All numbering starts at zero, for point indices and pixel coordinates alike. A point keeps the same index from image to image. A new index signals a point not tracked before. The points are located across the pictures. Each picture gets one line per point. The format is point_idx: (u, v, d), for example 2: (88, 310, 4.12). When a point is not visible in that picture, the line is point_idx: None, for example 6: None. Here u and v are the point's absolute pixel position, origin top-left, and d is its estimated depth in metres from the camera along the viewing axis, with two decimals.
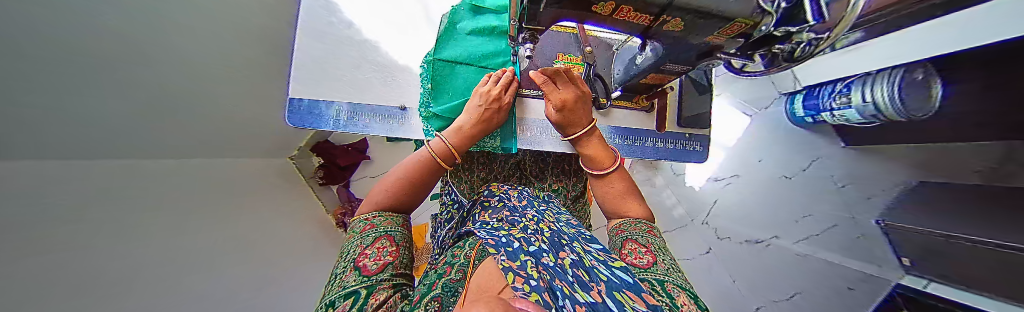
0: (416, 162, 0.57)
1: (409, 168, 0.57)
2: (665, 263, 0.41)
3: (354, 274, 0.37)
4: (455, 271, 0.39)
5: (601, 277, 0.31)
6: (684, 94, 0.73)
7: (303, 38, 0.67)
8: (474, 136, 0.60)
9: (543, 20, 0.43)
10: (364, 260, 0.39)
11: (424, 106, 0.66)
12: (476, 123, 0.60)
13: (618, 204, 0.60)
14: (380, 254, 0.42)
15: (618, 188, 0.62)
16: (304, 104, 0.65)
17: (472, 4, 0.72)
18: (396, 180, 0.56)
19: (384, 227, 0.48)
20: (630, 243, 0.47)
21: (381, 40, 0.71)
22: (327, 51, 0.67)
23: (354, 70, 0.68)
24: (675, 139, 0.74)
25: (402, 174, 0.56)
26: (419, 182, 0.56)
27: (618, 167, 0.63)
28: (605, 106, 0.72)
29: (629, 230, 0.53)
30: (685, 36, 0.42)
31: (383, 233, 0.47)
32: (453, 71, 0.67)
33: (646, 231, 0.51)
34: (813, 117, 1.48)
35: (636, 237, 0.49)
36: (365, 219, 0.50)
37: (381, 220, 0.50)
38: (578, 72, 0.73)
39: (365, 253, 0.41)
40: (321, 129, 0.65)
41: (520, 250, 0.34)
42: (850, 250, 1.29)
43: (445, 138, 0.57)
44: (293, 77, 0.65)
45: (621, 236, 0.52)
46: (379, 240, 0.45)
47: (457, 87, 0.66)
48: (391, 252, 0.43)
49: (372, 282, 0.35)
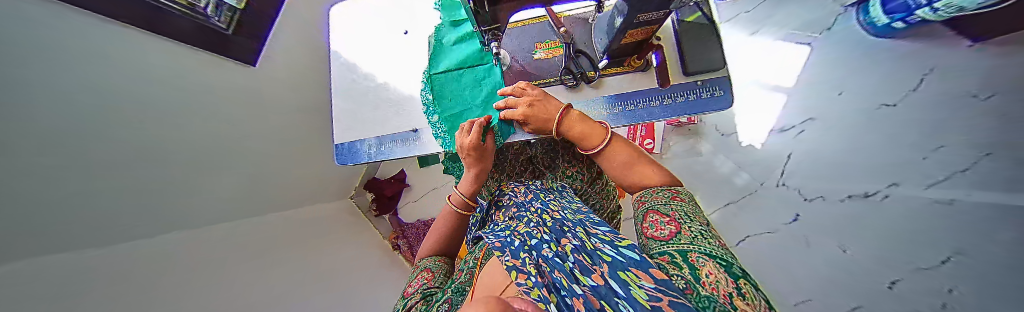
0: (446, 218, 0.68)
1: (441, 221, 0.69)
2: (691, 231, 0.34)
3: (401, 298, 0.50)
4: (465, 273, 0.45)
5: (603, 261, 0.30)
6: (682, 38, 0.66)
7: (337, 96, 0.84)
8: (479, 180, 0.68)
9: (497, 16, 0.46)
10: (409, 288, 0.52)
11: (435, 124, 0.75)
12: (475, 169, 0.66)
13: (624, 174, 0.55)
14: (418, 280, 0.53)
15: (623, 157, 0.56)
16: (345, 147, 0.80)
17: (451, 20, 0.81)
18: (433, 237, 0.68)
19: (426, 264, 0.60)
20: (652, 215, 0.42)
21: (387, 76, 0.82)
22: (351, 101, 0.83)
23: (373, 110, 0.81)
24: (685, 91, 0.66)
25: (437, 230, 0.68)
26: (453, 230, 0.68)
27: (612, 137, 0.57)
28: (596, 78, 0.70)
29: (652, 199, 0.46)
30: None
31: (424, 269, 0.58)
32: (448, 81, 0.76)
33: (670, 197, 0.44)
34: (905, 19, 1.20)
35: (659, 206, 0.43)
36: (416, 265, 0.63)
37: (426, 261, 0.62)
38: (559, 55, 0.73)
39: (410, 283, 0.53)
40: (359, 162, 0.79)
41: (520, 249, 0.36)
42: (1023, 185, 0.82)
43: (458, 192, 0.67)
44: (335, 129, 0.82)
45: (643, 208, 0.46)
46: (419, 274, 0.56)
47: (454, 93, 0.75)
48: (423, 278, 0.53)
49: (407, 300, 0.46)
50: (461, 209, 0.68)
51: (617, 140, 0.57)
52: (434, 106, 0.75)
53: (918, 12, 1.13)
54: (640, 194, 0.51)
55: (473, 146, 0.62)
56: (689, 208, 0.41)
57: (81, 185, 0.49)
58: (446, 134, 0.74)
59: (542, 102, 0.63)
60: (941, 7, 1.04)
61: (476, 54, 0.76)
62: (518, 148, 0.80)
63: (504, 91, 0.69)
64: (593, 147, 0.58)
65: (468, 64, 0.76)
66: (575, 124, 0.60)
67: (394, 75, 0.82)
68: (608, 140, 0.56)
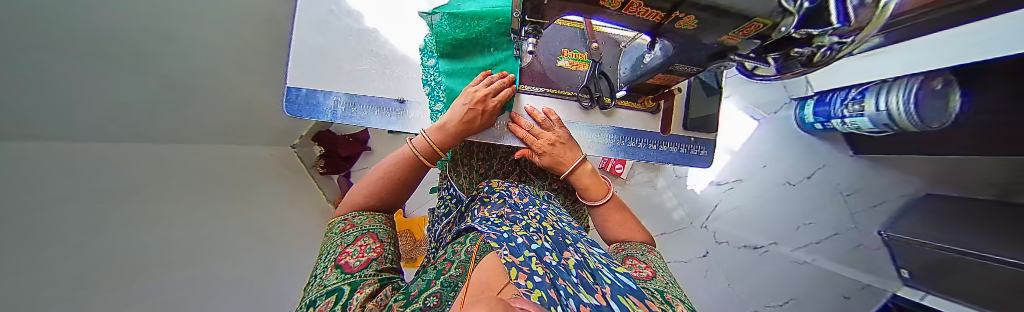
0: (398, 160, 0.57)
1: (392, 167, 0.56)
2: (663, 277, 0.39)
3: (336, 272, 0.36)
4: (456, 267, 0.37)
5: (605, 281, 0.27)
6: (693, 93, 0.71)
7: (302, 25, 0.66)
8: (457, 136, 0.61)
9: (547, 14, 0.42)
10: (346, 259, 0.38)
11: (429, 71, 0.69)
12: (459, 122, 0.60)
13: (617, 231, 0.57)
14: (363, 251, 0.41)
15: (617, 217, 0.58)
16: (301, 94, 0.64)
17: None
18: (376, 178, 0.55)
19: (366, 226, 0.47)
20: (630, 259, 0.45)
21: (380, 29, 0.70)
22: (325, 40, 0.67)
23: (353, 61, 0.67)
24: (680, 142, 0.72)
25: (382, 173, 0.56)
26: (408, 182, 0.57)
27: (613, 196, 0.60)
28: (610, 106, 0.70)
29: (630, 248, 0.51)
30: (696, 35, 0.39)
31: (365, 231, 0.45)
32: (458, 30, 0.65)
33: (646, 251, 0.49)
34: (823, 123, 1.51)
35: (637, 255, 0.47)
36: (345, 220, 0.49)
37: (360, 220, 0.48)
38: (583, 69, 0.71)
39: (347, 251, 0.40)
40: (319, 119, 0.65)
41: (522, 247, 0.29)
42: (846, 259, 1.40)
43: (427, 136, 0.58)
44: (291, 66, 0.65)
45: (622, 253, 0.49)
46: (361, 238, 0.43)
47: (462, 51, 0.67)
48: (375, 248, 0.42)
49: (355, 278, 0.34)
50: (421, 158, 0.58)
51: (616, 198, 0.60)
52: (434, 47, 0.68)
53: (832, 120, 1.43)
54: (618, 245, 0.54)
55: (476, 100, 0.59)
56: (660, 262, 0.46)
57: None
58: (437, 84, 0.68)
59: (564, 147, 0.61)
60: (846, 123, 1.35)
61: (498, 17, 0.65)
62: (509, 148, 0.76)
63: (532, 111, 0.66)
64: (597, 200, 0.59)
65: (483, 19, 0.65)
66: (584, 175, 0.60)
67: (391, 32, 0.70)
68: (608, 198, 0.58)
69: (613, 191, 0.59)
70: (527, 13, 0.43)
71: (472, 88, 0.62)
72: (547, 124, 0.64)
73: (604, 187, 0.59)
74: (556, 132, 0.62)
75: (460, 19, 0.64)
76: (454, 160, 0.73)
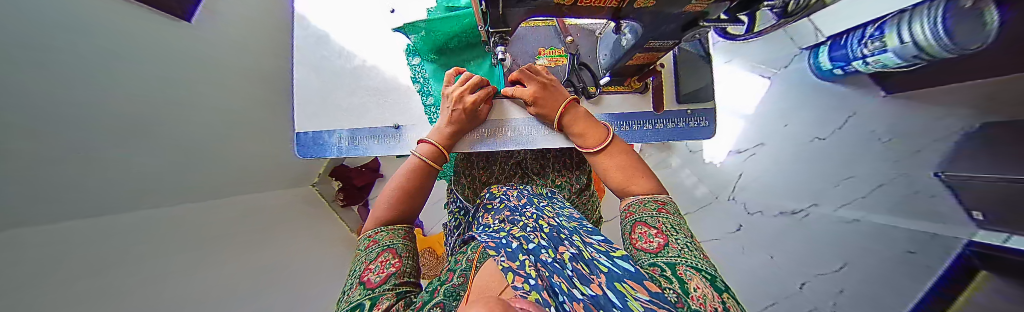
0: (408, 169, 0.58)
1: (403, 177, 0.57)
2: (679, 243, 0.36)
3: (360, 288, 0.38)
4: (457, 276, 0.40)
5: (601, 268, 0.26)
6: (680, 66, 0.69)
7: (301, 74, 0.73)
8: (454, 136, 0.65)
9: (511, 20, 0.44)
10: (368, 275, 0.40)
11: (415, 68, 0.76)
12: (451, 123, 0.64)
13: (623, 179, 0.55)
14: (383, 267, 0.42)
15: (622, 162, 0.56)
16: (309, 136, 0.70)
17: None
18: (390, 192, 0.55)
19: (387, 241, 0.48)
20: (640, 227, 0.43)
21: (368, 65, 0.75)
22: (321, 84, 0.72)
23: (349, 97, 0.72)
24: (676, 117, 0.70)
25: (396, 185, 0.56)
26: (418, 190, 0.57)
27: (613, 140, 0.59)
28: (596, 94, 0.70)
29: (639, 212, 0.47)
30: (661, 10, 0.39)
31: (386, 247, 0.46)
32: (434, 41, 0.75)
33: (657, 210, 0.45)
34: (842, 68, 1.39)
35: (647, 218, 0.44)
36: (368, 236, 0.50)
37: (383, 235, 0.49)
38: (562, 64, 0.72)
39: (369, 268, 0.42)
40: (327, 156, 0.69)
41: (518, 250, 0.29)
42: (906, 210, 1.09)
43: (430, 141, 0.61)
44: (297, 111, 0.70)
45: (631, 218, 0.47)
46: (382, 253, 0.45)
47: (443, 57, 0.77)
48: (394, 263, 0.43)
49: (376, 293, 0.36)
50: (429, 161, 0.59)
51: (616, 142, 0.59)
52: (416, 47, 0.76)
53: (853, 63, 1.32)
54: (629, 202, 0.52)
55: (455, 100, 0.62)
56: (676, 220, 0.43)
57: (14, 160, 0.40)
58: (425, 81, 0.75)
59: (554, 90, 0.64)
60: (870, 62, 1.24)
61: (467, 26, 0.74)
62: (505, 154, 0.77)
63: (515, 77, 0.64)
64: (593, 146, 0.59)
65: (452, 29, 0.74)
66: (577, 122, 0.62)
67: (377, 64, 0.75)
68: (607, 141, 0.58)
69: (611, 135, 0.59)
70: (490, 25, 0.45)
71: (451, 89, 0.64)
72: (526, 78, 0.64)
73: (602, 131, 0.59)
74: (540, 77, 0.63)
75: (437, 29, 0.73)
76: (457, 173, 0.78)
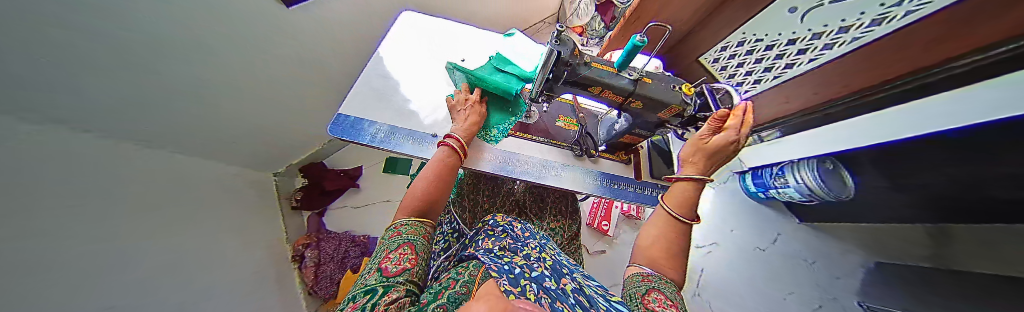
0: (438, 164, 0.65)
1: (434, 173, 0.63)
2: None
3: (376, 274, 0.39)
4: (460, 286, 0.42)
5: (601, 307, 0.33)
6: (653, 153, 0.94)
7: (366, 77, 0.89)
8: (471, 131, 0.75)
9: (555, 91, 0.66)
10: (386, 263, 0.42)
11: None
12: (468, 123, 0.75)
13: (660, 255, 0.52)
14: (401, 259, 0.44)
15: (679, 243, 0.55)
16: (349, 120, 0.78)
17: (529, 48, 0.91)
18: (419, 188, 0.60)
19: (407, 235, 0.50)
20: (655, 293, 0.42)
21: (425, 86, 0.94)
22: (382, 86, 0.88)
23: (401, 102, 0.87)
24: (651, 188, 0.88)
25: (426, 182, 0.61)
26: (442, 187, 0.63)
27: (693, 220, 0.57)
28: (594, 156, 0.90)
29: (657, 281, 0.46)
30: (644, 112, 0.64)
31: (406, 241, 0.48)
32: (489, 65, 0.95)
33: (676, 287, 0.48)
34: (763, 192, 1.80)
35: (660, 287, 0.44)
36: (394, 227, 0.53)
37: (406, 229, 0.52)
38: (573, 129, 0.93)
39: (388, 256, 0.43)
40: (357, 141, 0.75)
41: (519, 279, 0.34)
42: None
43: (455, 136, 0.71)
44: (348, 100, 0.83)
45: (646, 283, 0.45)
46: (402, 246, 0.47)
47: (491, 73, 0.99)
48: (411, 259, 0.45)
49: (389, 283, 0.37)
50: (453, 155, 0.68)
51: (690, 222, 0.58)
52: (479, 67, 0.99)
53: (769, 190, 1.72)
54: (642, 270, 0.51)
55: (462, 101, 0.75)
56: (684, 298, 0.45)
57: None
58: None
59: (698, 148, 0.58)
60: (780, 192, 1.65)
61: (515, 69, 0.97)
62: (510, 190, 0.86)
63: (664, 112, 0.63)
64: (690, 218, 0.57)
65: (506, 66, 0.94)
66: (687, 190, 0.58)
67: (432, 86, 0.94)
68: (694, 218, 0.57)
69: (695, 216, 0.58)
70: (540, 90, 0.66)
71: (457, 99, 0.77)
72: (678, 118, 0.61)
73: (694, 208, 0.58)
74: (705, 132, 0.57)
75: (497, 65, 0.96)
76: (461, 197, 0.84)
